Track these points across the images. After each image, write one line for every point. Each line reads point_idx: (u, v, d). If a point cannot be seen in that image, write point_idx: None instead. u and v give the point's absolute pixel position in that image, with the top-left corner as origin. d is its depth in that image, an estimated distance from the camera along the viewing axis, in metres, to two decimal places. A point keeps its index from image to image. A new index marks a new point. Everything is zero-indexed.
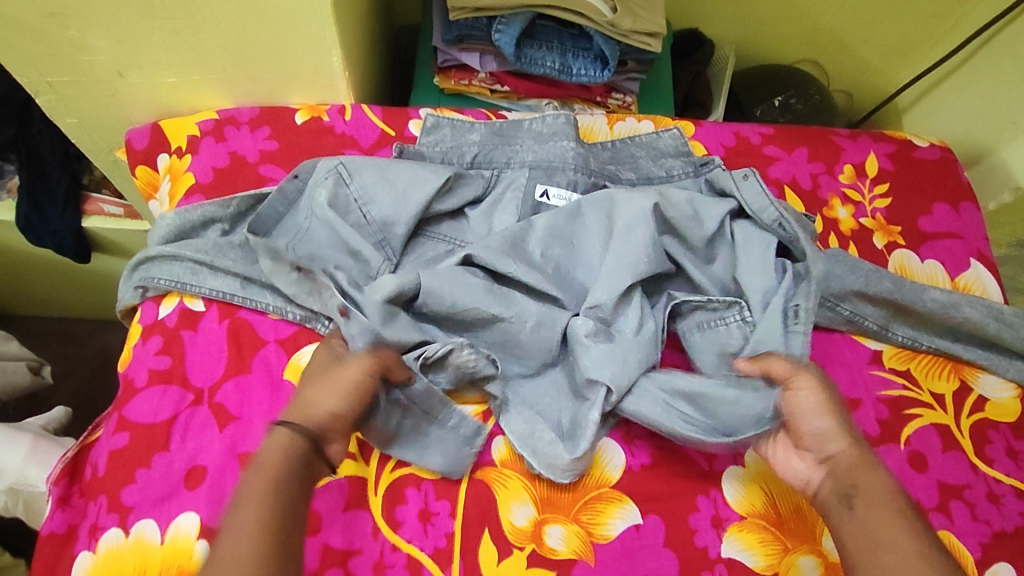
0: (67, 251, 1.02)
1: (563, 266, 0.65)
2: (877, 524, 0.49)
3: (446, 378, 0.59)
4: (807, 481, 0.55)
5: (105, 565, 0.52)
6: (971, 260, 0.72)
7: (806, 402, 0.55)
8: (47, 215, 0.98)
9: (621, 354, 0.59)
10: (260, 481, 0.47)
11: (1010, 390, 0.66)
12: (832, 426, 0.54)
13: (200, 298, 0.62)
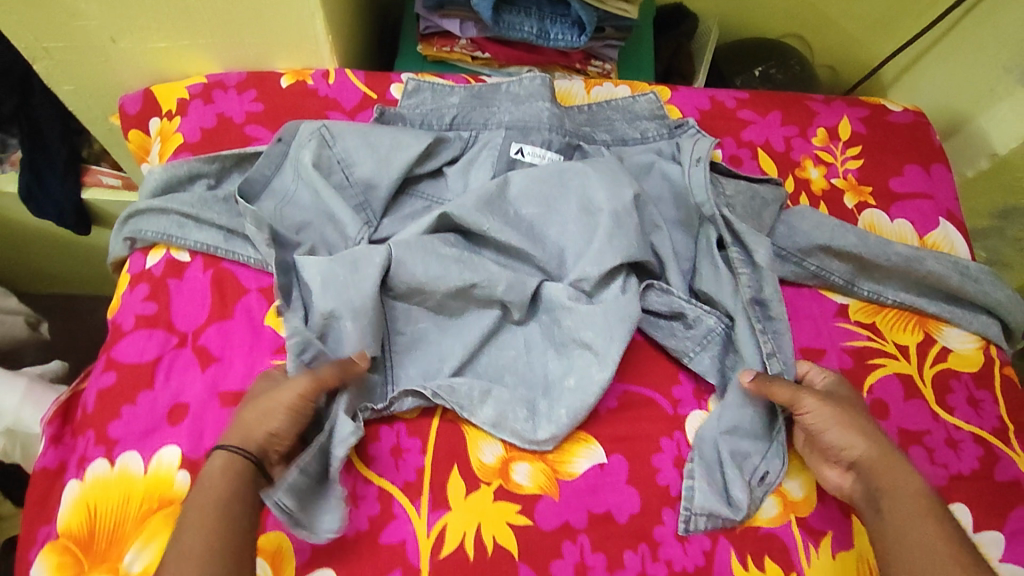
0: (68, 222, 1.05)
1: (539, 228, 0.66)
2: (908, 523, 0.53)
3: (421, 325, 0.63)
4: (840, 488, 0.58)
5: (91, 493, 0.55)
6: (940, 219, 0.73)
7: (828, 411, 0.58)
8: (47, 184, 1.01)
9: (604, 314, 0.61)
10: (204, 501, 0.49)
11: (973, 342, 0.67)
12: (855, 431, 0.57)
13: (185, 250, 0.64)
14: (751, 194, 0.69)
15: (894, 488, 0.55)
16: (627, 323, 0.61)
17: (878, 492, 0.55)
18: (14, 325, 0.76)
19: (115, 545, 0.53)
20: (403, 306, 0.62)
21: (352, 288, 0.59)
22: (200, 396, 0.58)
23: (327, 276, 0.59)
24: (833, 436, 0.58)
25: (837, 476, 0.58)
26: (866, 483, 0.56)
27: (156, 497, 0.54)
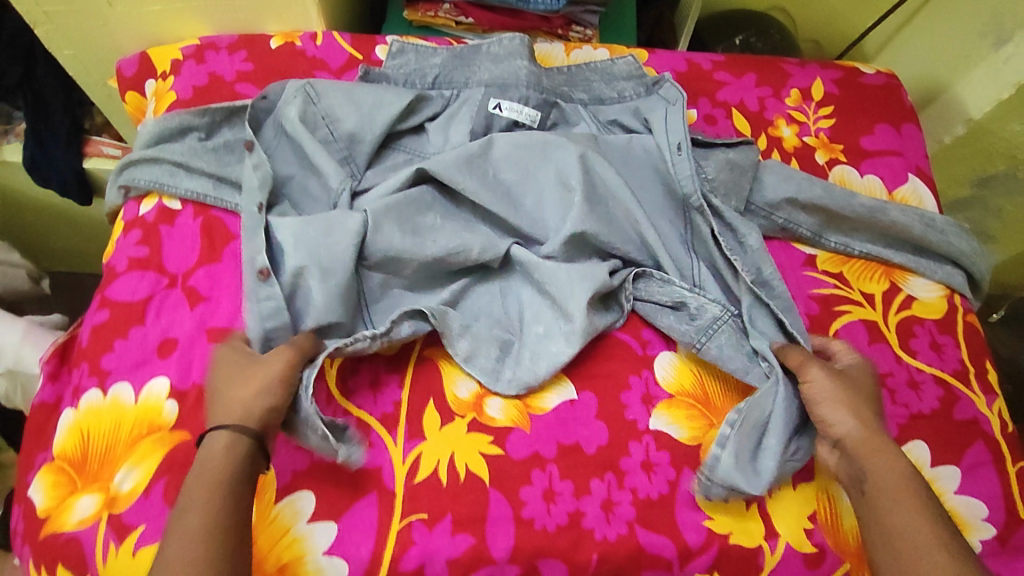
0: (71, 193, 1.07)
1: (513, 191, 0.67)
2: (897, 505, 0.51)
3: (398, 281, 0.64)
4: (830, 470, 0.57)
5: (85, 419, 0.58)
6: (909, 175, 0.75)
7: (828, 387, 0.57)
8: (51, 154, 1.03)
9: (572, 276, 0.62)
10: (204, 482, 0.49)
11: (938, 291, 0.69)
12: (855, 409, 0.56)
13: (176, 198, 0.67)
14: (726, 159, 0.69)
15: (885, 470, 0.53)
16: (593, 281, 0.62)
17: (865, 477, 0.53)
18: (16, 276, 0.79)
19: (107, 466, 0.56)
20: (379, 277, 0.63)
21: (327, 248, 0.60)
22: (188, 332, 0.61)
23: (299, 237, 0.60)
24: (825, 412, 0.56)
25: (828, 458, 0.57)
26: (853, 466, 0.54)
27: (145, 424, 0.57)
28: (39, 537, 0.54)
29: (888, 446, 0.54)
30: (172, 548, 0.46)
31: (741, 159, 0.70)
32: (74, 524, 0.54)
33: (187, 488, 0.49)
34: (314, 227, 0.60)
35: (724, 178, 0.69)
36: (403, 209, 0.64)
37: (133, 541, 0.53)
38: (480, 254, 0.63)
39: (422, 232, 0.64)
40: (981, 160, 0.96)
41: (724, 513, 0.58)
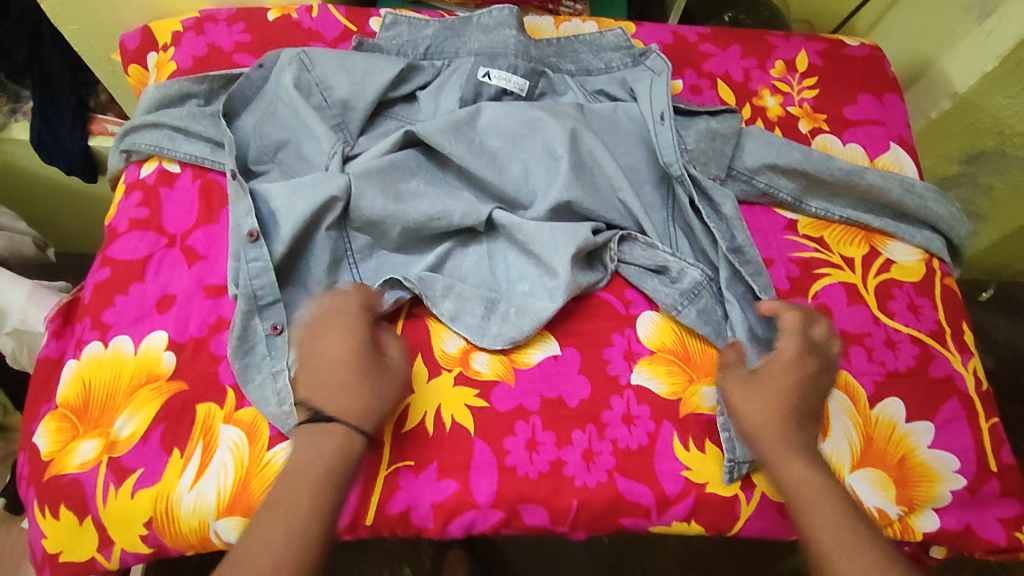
0: (77, 170, 1.07)
1: (498, 156, 0.67)
2: (804, 517, 0.52)
3: (387, 245, 0.65)
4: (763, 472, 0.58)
5: (86, 370, 0.60)
6: (891, 143, 0.77)
7: (746, 392, 0.57)
8: (57, 133, 1.04)
9: (552, 240, 0.63)
10: (304, 475, 0.50)
11: (916, 255, 0.71)
12: (773, 414, 0.56)
13: (176, 161, 0.70)
14: (707, 128, 0.71)
15: (801, 484, 0.53)
16: (576, 241, 0.63)
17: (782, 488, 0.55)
18: (22, 242, 0.81)
19: (107, 413, 0.58)
20: (365, 239, 0.65)
21: (310, 207, 0.61)
22: (186, 289, 0.63)
23: (287, 198, 0.62)
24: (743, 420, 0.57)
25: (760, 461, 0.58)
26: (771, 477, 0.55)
27: (143, 373, 0.60)
28: (43, 479, 0.57)
29: (805, 455, 0.55)
30: (264, 533, 0.48)
31: (723, 126, 0.71)
32: (76, 467, 0.56)
33: (286, 476, 0.51)
34: (301, 187, 0.62)
35: (703, 148, 0.70)
36: (386, 171, 0.65)
37: (132, 483, 0.55)
38: (463, 217, 0.64)
39: (406, 193, 0.65)
40: (968, 136, 0.98)
41: (701, 464, 0.60)
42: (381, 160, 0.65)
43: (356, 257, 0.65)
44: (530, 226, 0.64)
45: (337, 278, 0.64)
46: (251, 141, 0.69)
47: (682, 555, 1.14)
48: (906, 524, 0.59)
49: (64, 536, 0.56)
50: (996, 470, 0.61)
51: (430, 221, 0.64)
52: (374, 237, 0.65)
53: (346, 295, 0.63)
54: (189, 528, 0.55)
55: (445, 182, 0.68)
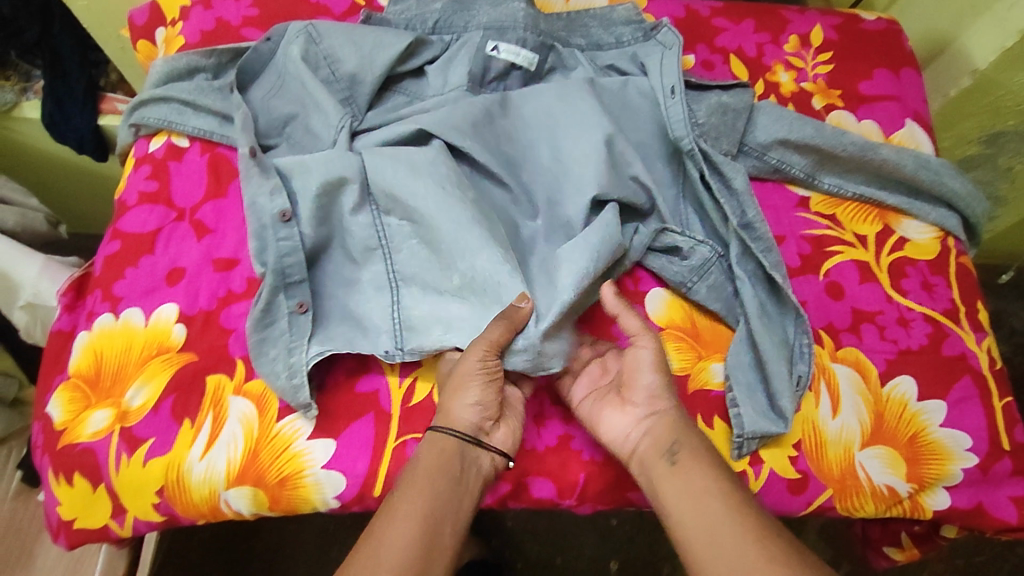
0: (88, 150, 1.07)
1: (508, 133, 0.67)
2: (701, 476, 0.50)
3: None
4: (625, 439, 0.55)
5: (97, 341, 0.61)
6: (906, 119, 0.76)
7: (641, 364, 0.55)
8: (68, 112, 1.04)
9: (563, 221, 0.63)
10: (416, 498, 0.49)
11: (931, 233, 0.70)
12: (660, 386, 0.55)
13: (185, 136, 0.70)
14: (719, 102, 0.70)
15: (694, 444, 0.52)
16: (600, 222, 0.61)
17: (672, 448, 0.52)
18: (33, 218, 0.81)
19: (119, 383, 0.59)
20: None
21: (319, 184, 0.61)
22: (195, 262, 0.64)
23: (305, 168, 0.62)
24: (648, 381, 0.55)
25: (627, 425, 0.55)
26: (660, 437, 0.53)
27: (153, 344, 0.60)
28: (55, 448, 0.57)
29: (687, 442, 0.53)
30: (369, 554, 0.47)
31: (734, 101, 0.70)
32: (89, 436, 0.57)
33: (400, 495, 0.50)
34: (317, 161, 0.61)
35: (714, 122, 0.69)
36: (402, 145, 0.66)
37: (143, 452, 0.56)
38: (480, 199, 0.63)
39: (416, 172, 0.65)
40: (987, 115, 0.96)
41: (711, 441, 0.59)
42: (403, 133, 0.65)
43: None
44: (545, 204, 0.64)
45: (365, 264, 0.62)
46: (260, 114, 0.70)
47: None
48: (916, 502, 0.59)
49: (77, 504, 0.57)
50: (1008, 449, 0.60)
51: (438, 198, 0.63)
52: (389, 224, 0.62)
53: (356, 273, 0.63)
54: (200, 497, 0.56)
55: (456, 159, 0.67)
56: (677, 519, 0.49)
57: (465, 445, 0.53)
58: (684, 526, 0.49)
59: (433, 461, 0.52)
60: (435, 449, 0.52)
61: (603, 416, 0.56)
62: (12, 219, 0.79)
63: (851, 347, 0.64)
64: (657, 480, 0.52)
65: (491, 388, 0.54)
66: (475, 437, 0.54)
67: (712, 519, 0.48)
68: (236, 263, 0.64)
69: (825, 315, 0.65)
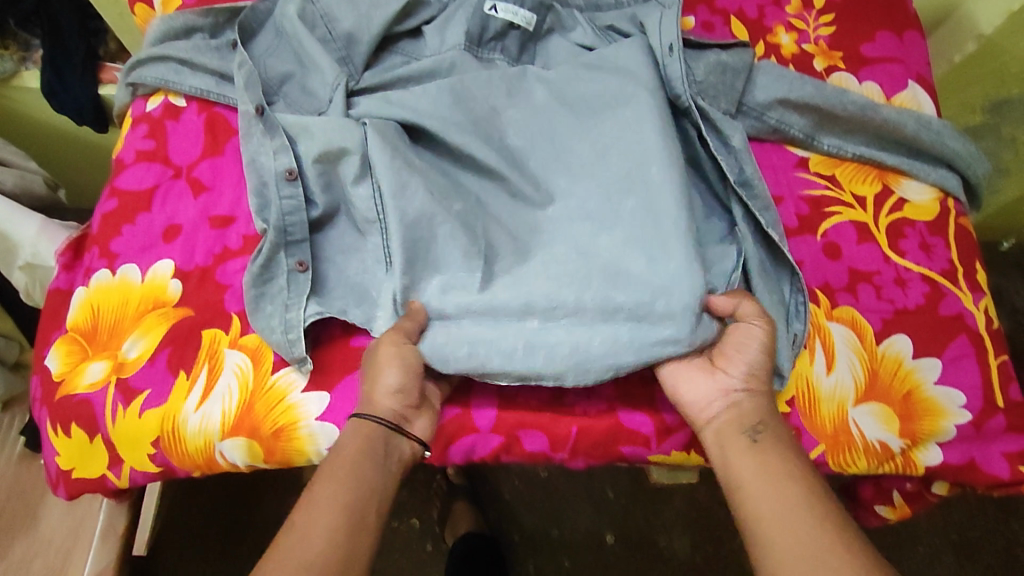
0: (87, 120, 1.06)
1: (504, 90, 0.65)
2: (782, 459, 0.50)
3: None
4: (705, 408, 0.55)
5: (95, 296, 0.62)
6: (910, 80, 0.74)
7: (743, 343, 0.54)
8: (66, 80, 1.02)
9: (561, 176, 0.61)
10: (338, 488, 0.48)
11: (931, 194, 0.69)
12: (757, 368, 0.54)
13: (181, 96, 0.70)
14: (718, 59, 0.68)
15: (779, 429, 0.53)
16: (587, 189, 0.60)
17: (756, 428, 0.53)
18: (32, 180, 0.82)
19: (115, 337, 0.59)
20: None
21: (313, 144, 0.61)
22: (191, 219, 0.64)
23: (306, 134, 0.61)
24: (748, 360, 0.54)
25: (711, 394, 0.55)
26: (747, 416, 0.53)
27: (149, 299, 0.61)
28: (54, 399, 0.59)
29: (770, 431, 0.52)
30: (294, 545, 0.45)
31: (735, 58, 0.68)
32: (86, 387, 0.58)
33: (320, 485, 0.49)
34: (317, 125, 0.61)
35: (713, 79, 0.67)
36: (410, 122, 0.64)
37: (140, 404, 0.57)
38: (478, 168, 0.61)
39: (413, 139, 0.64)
40: (992, 82, 0.95)
41: None
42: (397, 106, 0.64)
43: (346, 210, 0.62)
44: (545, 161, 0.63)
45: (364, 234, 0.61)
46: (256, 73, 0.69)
47: (689, 516, 1.14)
48: (909, 458, 0.59)
49: (76, 454, 0.58)
50: (1002, 406, 0.60)
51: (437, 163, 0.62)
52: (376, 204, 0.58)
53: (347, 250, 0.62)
54: (194, 448, 0.56)
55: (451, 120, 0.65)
56: (750, 492, 0.49)
57: (387, 432, 0.53)
58: (756, 499, 0.49)
59: (360, 446, 0.51)
60: (360, 437, 0.52)
61: (683, 382, 0.56)
62: (11, 180, 0.80)
63: (847, 306, 0.64)
64: (733, 454, 0.52)
65: (412, 378, 0.54)
66: (396, 425, 0.54)
67: (786, 501, 0.47)
68: (231, 221, 0.64)
69: (822, 275, 0.65)
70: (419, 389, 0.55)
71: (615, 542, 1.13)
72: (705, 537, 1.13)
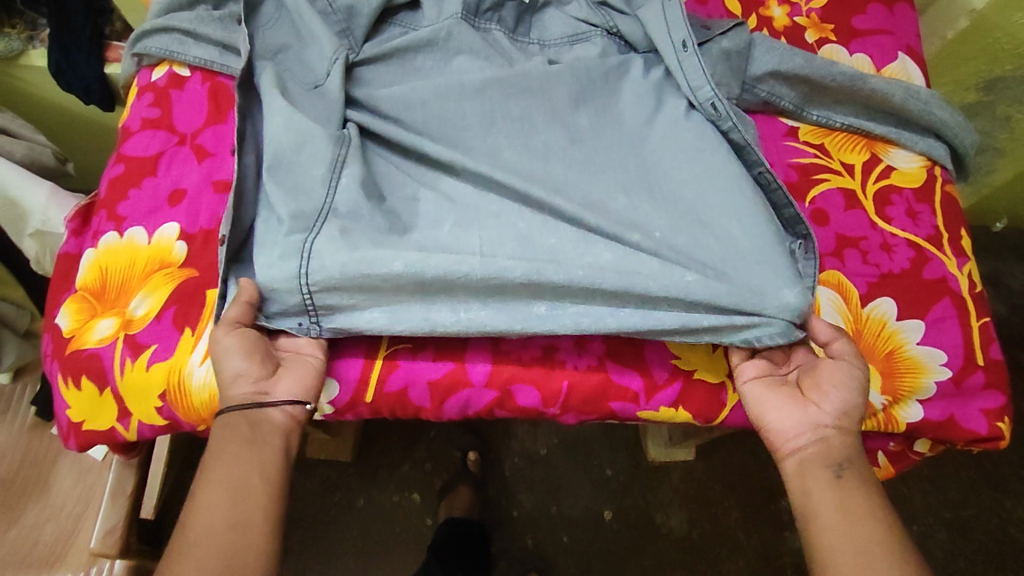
0: (95, 99, 1.00)
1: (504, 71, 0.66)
2: (867, 502, 0.52)
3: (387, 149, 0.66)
4: (792, 437, 0.56)
5: (103, 256, 0.64)
6: (899, 52, 0.76)
7: (840, 376, 0.56)
8: (73, 60, 0.97)
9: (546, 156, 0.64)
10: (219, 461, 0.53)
11: (918, 162, 0.71)
12: (851, 406, 0.56)
13: (186, 66, 0.71)
14: (722, 49, 0.68)
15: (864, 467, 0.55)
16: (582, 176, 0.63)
17: (842, 464, 0.54)
18: (41, 152, 0.83)
19: (123, 295, 0.62)
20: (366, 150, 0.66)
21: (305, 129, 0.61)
22: (196, 183, 0.66)
23: (299, 124, 0.61)
24: (841, 397, 0.56)
25: (800, 426, 0.56)
26: (834, 452, 0.55)
27: (155, 259, 0.63)
28: (65, 353, 0.61)
29: (852, 468, 0.54)
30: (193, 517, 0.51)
31: (736, 42, 0.68)
32: (95, 342, 0.60)
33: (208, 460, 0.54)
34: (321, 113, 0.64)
35: (722, 70, 0.68)
36: (402, 103, 0.66)
37: (146, 358, 0.59)
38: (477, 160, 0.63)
39: (412, 109, 0.66)
40: (986, 59, 0.95)
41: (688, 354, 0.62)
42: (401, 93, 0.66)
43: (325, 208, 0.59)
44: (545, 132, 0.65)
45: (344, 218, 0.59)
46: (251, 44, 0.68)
47: (687, 492, 1.16)
48: (891, 415, 0.61)
49: (87, 406, 0.61)
50: (982, 364, 0.62)
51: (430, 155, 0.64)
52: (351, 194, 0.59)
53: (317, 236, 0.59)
54: (199, 400, 0.59)
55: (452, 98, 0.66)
56: (826, 522, 0.52)
57: (251, 412, 0.56)
58: (829, 530, 0.52)
59: (228, 433, 0.55)
60: (230, 426, 0.55)
61: (772, 409, 0.57)
62: (20, 152, 0.81)
63: (834, 270, 0.65)
64: (812, 482, 0.54)
65: (252, 357, 0.56)
66: (256, 401, 0.56)
67: (860, 537, 0.51)
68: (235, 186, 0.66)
69: None
70: (268, 362, 0.57)
71: (613, 518, 1.15)
72: (702, 514, 1.15)
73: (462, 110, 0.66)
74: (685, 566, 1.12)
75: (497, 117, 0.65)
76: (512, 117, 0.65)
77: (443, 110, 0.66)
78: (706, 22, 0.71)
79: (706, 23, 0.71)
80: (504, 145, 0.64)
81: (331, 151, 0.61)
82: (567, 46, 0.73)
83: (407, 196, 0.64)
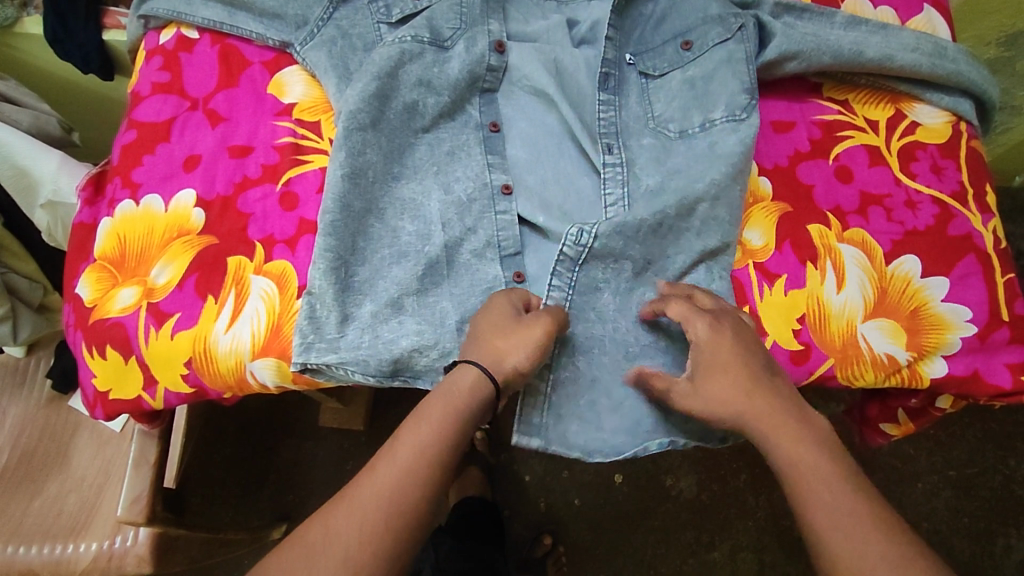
0: (93, 69, 0.94)
1: (508, 75, 0.67)
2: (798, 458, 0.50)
3: (426, 121, 0.64)
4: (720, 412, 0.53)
5: (121, 225, 0.63)
6: (925, 5, 0.74)
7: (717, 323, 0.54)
8: (70, 26, 0.90)
9: (544, 149, 0.65)
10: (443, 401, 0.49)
11: (943, 118, 0.69)
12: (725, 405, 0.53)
13: (195, 27, 0.69)
14: (684, 76, 0.67)
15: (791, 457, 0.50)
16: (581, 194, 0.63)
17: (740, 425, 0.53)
18: (46, 121, 0.82)
19: (144, 264, 0.61)
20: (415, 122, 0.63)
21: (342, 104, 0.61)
22: (211, 148, 0.65)
23: (341, 97, 0.62)
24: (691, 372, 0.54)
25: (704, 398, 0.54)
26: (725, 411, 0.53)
27: (177, 227, 0.62)
28: (88, 322, 0.61)
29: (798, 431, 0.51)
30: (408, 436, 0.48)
31: (703, 68, 0.66)
32: (118, 311, 0.61)
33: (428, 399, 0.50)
34: (354, 93, 0.61)
35: (705, 83, 0.66)
36: (422, 86, 0.64)
37: (171, 326, 0.59)
38: (475, 187, 0.62)
39: (439, 70, 0.64)
40: (1008, 13, 0.93)
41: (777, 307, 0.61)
42: (421, 65, 0.64)
43: (355, 219, 0.59)
44: (551, 117, 0.66)
45: (387, 218, 0.61)
46: (268, 18, 0.67)
47: (694, 454, 1.18)
48: (915, 371, 0.61)
49: (112, 375, 0.61)
50: (1007, 319, 0.62)
51: (454, 156, 0.64)
52: (363, 202, 0.60)
53: (366, 237, 0.60)
54: (226, 367, 0.58)
55: (474, 78, 0.65)
56: (809, 498, 0.48)
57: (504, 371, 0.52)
58: (811, 501, 0.48)
59: (453, 398, 0.50)
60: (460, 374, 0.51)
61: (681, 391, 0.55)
62: (27, 121, 0.80)
63: (858, 228, 0.64)
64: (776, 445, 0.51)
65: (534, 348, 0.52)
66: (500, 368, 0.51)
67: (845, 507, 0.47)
68: (251, 151, 0.65)
69: (833, 199, 0.65)
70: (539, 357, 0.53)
71: (623, 481, 1.16)
72: (711, 476, 1.17)
73: (469, 118, 0.66)
74: (694, 528, 1.14)
75: (517, 89, 0.67)
76: (523, 134, 0.66)
77: (450, 107, 0.65)
78: (688, 39, 0.67)
79: (688, 36, 0.67)
80: (521, 130, 0.66)
81: (353, 134, 0.60)
82: (585, 3, 0.70)
83: (436, 169, 0.63)
